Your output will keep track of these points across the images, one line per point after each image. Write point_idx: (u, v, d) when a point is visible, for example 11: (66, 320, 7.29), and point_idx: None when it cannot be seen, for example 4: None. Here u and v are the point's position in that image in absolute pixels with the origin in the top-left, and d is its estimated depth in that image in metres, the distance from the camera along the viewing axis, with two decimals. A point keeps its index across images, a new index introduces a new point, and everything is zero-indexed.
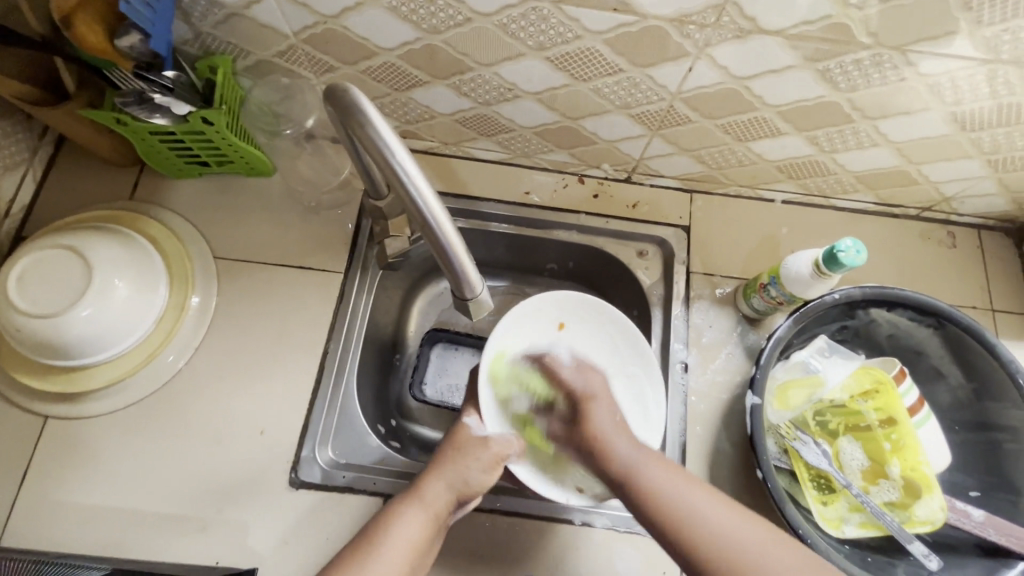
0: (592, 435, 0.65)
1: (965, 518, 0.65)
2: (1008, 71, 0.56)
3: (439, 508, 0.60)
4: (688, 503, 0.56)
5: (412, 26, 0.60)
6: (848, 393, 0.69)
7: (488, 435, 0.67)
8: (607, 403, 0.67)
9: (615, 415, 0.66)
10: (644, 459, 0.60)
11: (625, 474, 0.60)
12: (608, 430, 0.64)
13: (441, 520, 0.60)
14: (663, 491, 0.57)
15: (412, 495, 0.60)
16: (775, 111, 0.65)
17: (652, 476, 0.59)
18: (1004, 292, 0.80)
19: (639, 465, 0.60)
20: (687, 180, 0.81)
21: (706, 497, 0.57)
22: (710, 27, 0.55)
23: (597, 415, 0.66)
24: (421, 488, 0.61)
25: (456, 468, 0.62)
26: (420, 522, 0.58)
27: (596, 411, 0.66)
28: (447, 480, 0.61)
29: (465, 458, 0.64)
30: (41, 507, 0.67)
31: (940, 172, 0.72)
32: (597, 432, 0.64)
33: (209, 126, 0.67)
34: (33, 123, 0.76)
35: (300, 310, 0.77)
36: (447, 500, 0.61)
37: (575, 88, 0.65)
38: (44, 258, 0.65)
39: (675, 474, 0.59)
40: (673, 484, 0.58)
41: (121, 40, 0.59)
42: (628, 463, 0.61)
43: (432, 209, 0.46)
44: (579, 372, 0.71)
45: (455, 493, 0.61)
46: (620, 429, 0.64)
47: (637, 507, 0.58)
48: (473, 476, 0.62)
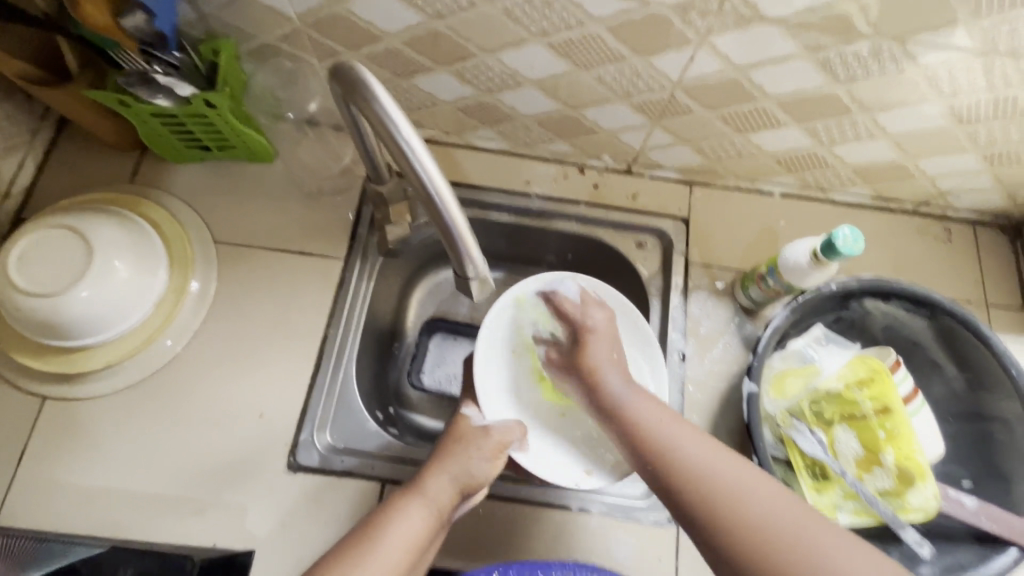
0: (589, 368, 0.66)
1: (959, 506, 0.65)
2: (1004, 63, 0.57)
3: (443, 503, 0.60)
4: (672, 442, 0.55)
5: (416, 10, 0.61)
6: (843, 382, 0.70)
7: (487, 425, 0.67)
8: (608, 338, 0.67)
9: (615, 348, 0.67)
10: (634, 397, 0.60)
11: (617, 408, 0.60)
12: (605, 364, 0.64)
13: (445, 512, 0.60)
14: (650, 426, 0.57)
15: (415, 490, 0.60)
16: (776, 102, 0.66)
17: (640, 414, 0.59)
18: (999, 287, 0.81)
19: (630, 399, 0.60)
20: (687, 172, 0.82)
21: (694, 440, 0.55)
22: (712, 14, 0.55)
23: (596, 348, 0.67)
24: (423, 482, 0.61)
25: (459, 462, 0.62)
26: (424, 517, 0.58)
27: (596, 347, 0.66)
28: (450, 473, 0.61)
29: (469, 451, 0.63)
30: (39, 488, 0.67)
31: (936, 166, 0.73)
32: (596, 364, 0.65)
33: (212, 109, 0.67)
34: (33, 105, 0.75)
35: (300, 295, 0.77)
36: (451, 494, 0.61)
37: (577, 76, 0.66)
38: (44, 238, 0.65)
39: (665, 414, 0.58)
40: (662, 424, 0.57)
41: (126, 18, 0.58)
42: (620, 399, 0.61)
43: (437, 185, 0.46)
44: (581, 308, 0.70)
45: (458, 487, 0.61)
46: (618, 366, 0.65)
47: (621, 434, 0.59)
48: (478, 468, 0.62)
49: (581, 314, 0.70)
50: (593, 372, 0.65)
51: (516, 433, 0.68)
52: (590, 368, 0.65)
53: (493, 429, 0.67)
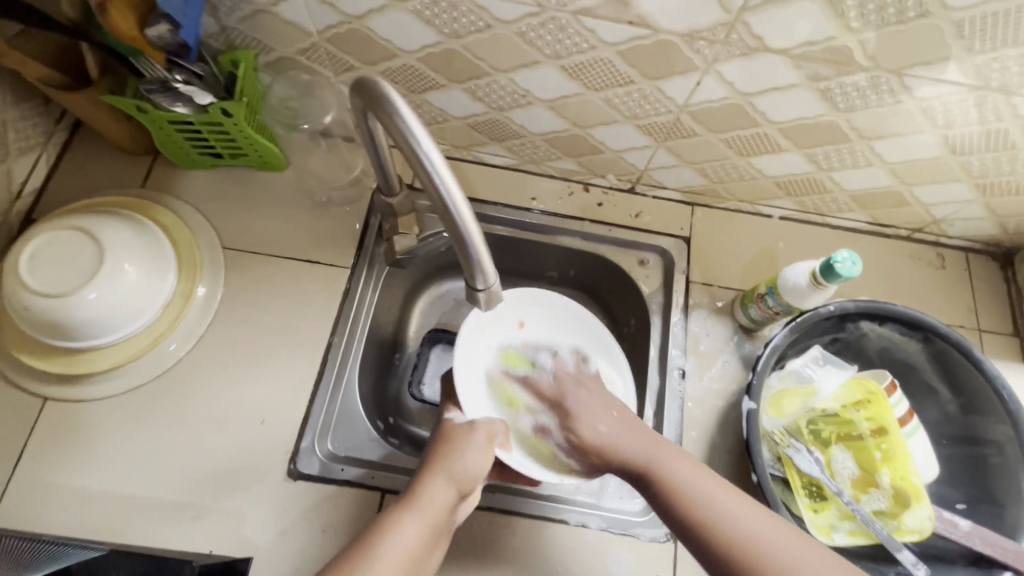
0: (595, 446, 0.67)
1: (953, 528, 0.66)
2: (996, 98, 0.60)
3: (438, 510, 0.59)
4: (714, 502, 0.59)
5: (434, 29, 0.63)
6: (840, 403, 0.71)
7: (471, 421, 0.68)
8: (602, 409, 0.70)
9: (612, 416, 0.69)
10: (662, 456, 0.63)
11: (644, 470, 0.63)
12: (613, 435, 0.67)
13: (443, 520, 0.59)
14: (686, 488, 0.60)
15: (409, 500, 0.59)
16: (777, 128, 0.68)
17: (674, 474, 0.61)
18: (991, 313, 0.83)
19: (658, 461, 0.63)
20: (689, 193, 0.84)
21: (733, 498, 0.59)
22: (719, 43, 0.58)
23: (587, 423, 0.69)
24: (417, 490, 0.60)
25: (451, 466, 0.62)
26: (420, 527, 0.57)
27: (599, 428, 0.68)
28: (443, 478, 0.60)
29: (457, 451, 0.63)
30: (36, 489, 0.66)
31: (931, 194, 0.76)
32: (598, 438, 0.68)
33: (228, 118, 0.68)
34: (50, 108, 0.76)
35: (306, 302, 0.78)
36: (446, 501, 0.60)
37: (587, 97, 0.68)
38: (55, 240, 0.66)
39: (698, 472, 0.61)
40: (703, 485, 0.60)
41: (150, 29, 0.60)
42: (646, 458, 0.64)
43: (453, 196, 0.47)
44: (558, 388, 0.75)
45: (453, 491, 0.60)
46: (620, 429, 0.67)
47: (657, 499, 0.61)
48: (469, 466, 0.62)
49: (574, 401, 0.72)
50: (602, 446, 0.67)
51: (499, 426, 0.68)
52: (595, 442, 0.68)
53: (477, 423, 0.67)
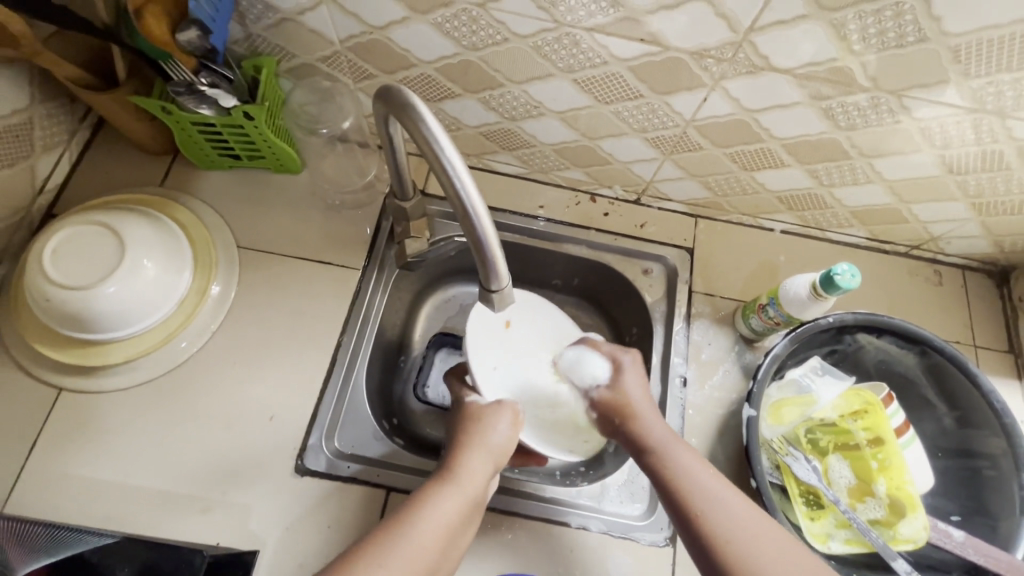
0: (628, 409, 0.67)
1: (948, 538, 0.68)
2: (991, 121, 0.62)
3: (475, 484, 0.60)
4: (715, 498, 0.59)
5: (452, 42, 0.65)
6: (837, 413, 0.73)
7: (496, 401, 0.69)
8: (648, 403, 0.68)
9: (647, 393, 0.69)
10: (683, 447, 0.63)
11: (656, 456, 0.63)
12: (648, 417, 0.66)
13: (479, 495, 0.61)
14: (702, 484, 0.60)
15: (447, 477, 0.60)
16: (781, 144, 0.70)
17: (688, 467, 0.62)
18: (986, 329, 0.84)
19: (677, 449, 0.63)
20: (693, 205, 0.86)
21: (735, 501, 0.59)
22: (726, 61, 0.60)
23: (631, 388, 0.69)
24: (453, 467, 0.61)
25: (485, 442, 0.64)
26: (460, 501, 0.59)
27: (641, 411, 0.66)
28: (479, 454, 0.63)
29: (489, 428, 0.65)
30: (49, 478, 0.68)
31: (928, 212, 0.78)
32: (633, 411, 0.67)
33: (249, 121, 0.71)
34: (75, 107, 0.79)
35: (317, 302, 0.80)
36: (482, 476, 0.61)
37: (597, 109, 0.70)
38: (78, 234, 0.68)
39: (715, 475, 0.62)
40: (709, 483, 0.60)
41: (181, 34, 0.62)
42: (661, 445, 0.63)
43: (471, 199, 0.49)
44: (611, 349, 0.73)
45: (486, 467, 0.62)
46: (653, 407, 0.67)
47: (665, 486, 0.61)
48: (500, 442, 0.64)
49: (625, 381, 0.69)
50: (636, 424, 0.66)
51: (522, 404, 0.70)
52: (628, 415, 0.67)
53: (502, 404, 0.68)
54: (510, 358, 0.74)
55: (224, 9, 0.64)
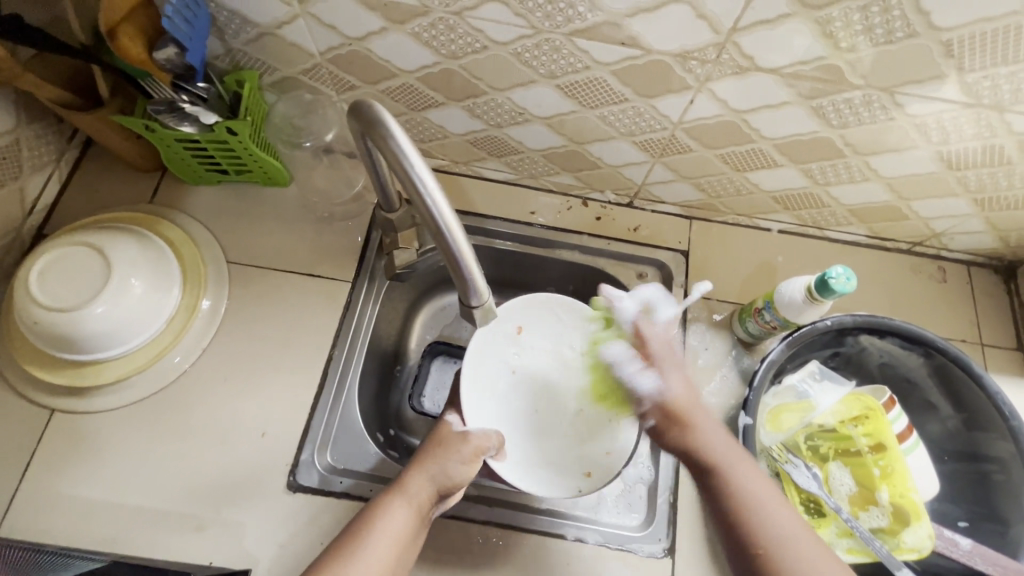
0: (682, 415, 0.63)
1: (954, 547, 0.66)
2: (990, 114, 0.60)
3: (422, 501, 0.60)
4: (766, 514, 0.57)
5: (432, 51, 0.64)
6: (837, 418, 0.71)
7: (467, 431, 0.67)
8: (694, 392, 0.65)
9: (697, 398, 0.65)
10: (729, 454, 0.61)
11: (707, 464, 0.61)
12: (700, 415, 0.63)
13: (425, 513, 0.60)
14: (745, 495, 0.58)
15: (395, 489, 0.61)
16: (772, 144, 0.68)
17: (736, 478, 0.59)
18: (993, 327, 0.82)
19: (723, 457, 0.60)
20: (687, 207, 0.85)
21: (782, 510, 0.58)
22: (710, 63, 0.58)
23: (679, 392, 0.65)
24: (402, 481, 0.61)
25: (439, 463, 0.62)
26: (403, 518, 0.59)
27: (691, 402, 0.64)
28: (425, 473, 0.61)
29: (445, 452, 0.63)
30: (45, 499, 0.68)
31: (929, 209, 0.76)
32: (687, 415, 0.63)
33: (233, 136, 0.70)
34: (63, 127, 0.79)
35: (308, 317, 0.79)
36: (430, 495, 0.60)
37: (583, 114, 0.69)
38: (65, 255, 0.68)
39: (761, 482, 0.59)
40: (756, 491, 0.58)
41: (158, 53, 0.63)
42: (714, 454, 0.61)
43: (445, 217, 0.48)
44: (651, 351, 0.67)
45: (435, 488, 0.61)
46: (703, 410, 0.64)
47: (713, 496, 0.60)
48: (454, 471, 0.62)
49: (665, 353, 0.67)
50: (684, 422, 0.63)
51: (491, 442, 0.66)
52: (682, 416, 0.63)
53: (470, 435, 0.66)
54: (513, 395, 0.78)
55: (202, 26, 0.64)
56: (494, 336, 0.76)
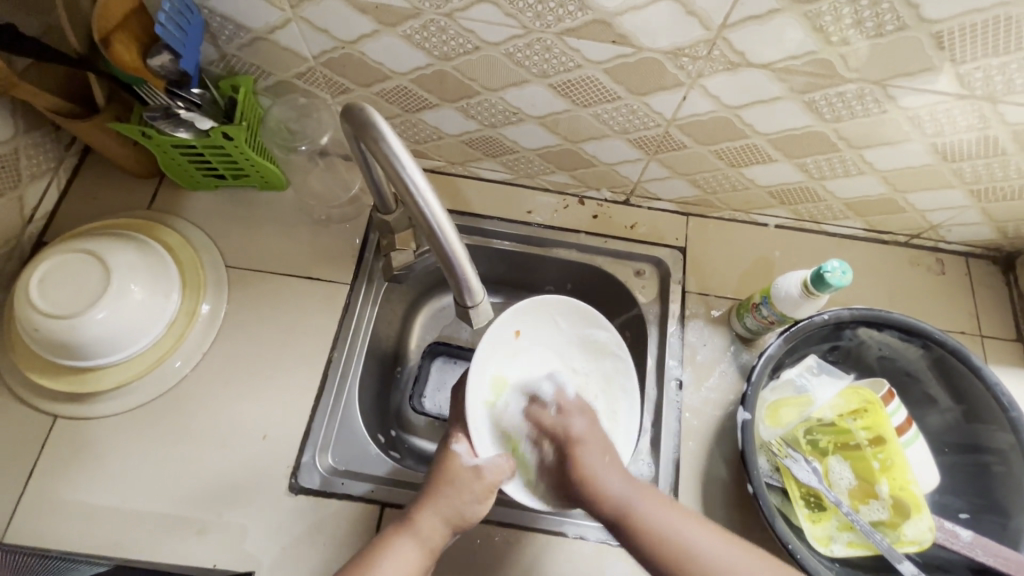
0: (582, 478, 0.64)
1: (954, 539, 0.66)
2: (983, 105, 0.60)
3: (434, 540, 0.60)
4: (691, 540, 0.57)
5: (424, 52, 0.65)
6: (836, 412, 0.71)
7: (478, 465, 0.64)
8: (597, 444, 0.66)
9: (605, 455, 0.65)
10: (637, 497, 0.61)
11: (618, 515, 0.60)
12: (601, 470, 0.63)
13: (437, 549, 0.60)
14: (663, 530, 0.58)
15: (406, 526, 0.60)
16: (766, 139, 0.68)
17: (650, 517, 0.59)
18: (992, 318, 0.82)
19: (631, 500, 0.60)
20: (684, 204, 0.85)
21: (698, 529, 0.58)
22: (702, 59, 0.59)
23: (585, 457, 0.65)
24: (414, 519, 0.61)
25: (451, 502, 0.61)
26: (415, 558, 0.59)
27: (592, 458, 0.65)
28: (438, 513, 0.61)
29: (459, 490, 0.62)
30: (49, 505, 0.68)
31: (925, 201, 0.76)
32: (588, 475, 0.63)
33: (229, 141, 0.71)
34: (60, 135, 0.79)
35: (306, 319, 0.79)
36: (443, 534, 0.60)
37: (576, 113, 0.69)
38: (64, 262, 0.68)
39: (675, 510, 0.60)
40: (672, 523, 0.58)
41: (153, 59, 0.64)
42: (621, 505, 0.60)
43: (437, 218, 0.49)
44: (560, 416, 0.71)
45: (448, 527, 0.61)
46: (611, 466, 0.64)
47: (633, 544, 0.59)
48: (468, 510, 0.61)
49: (564, 428, 0.69)
50: (590, 479, 0.63)
51: (506, 469, 0.65)
52: (586, 478, 0.63)
53: (484, 469, 0.64)
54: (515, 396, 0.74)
55: (196, 33, 0.65)
56: (496, 344, 0.72)
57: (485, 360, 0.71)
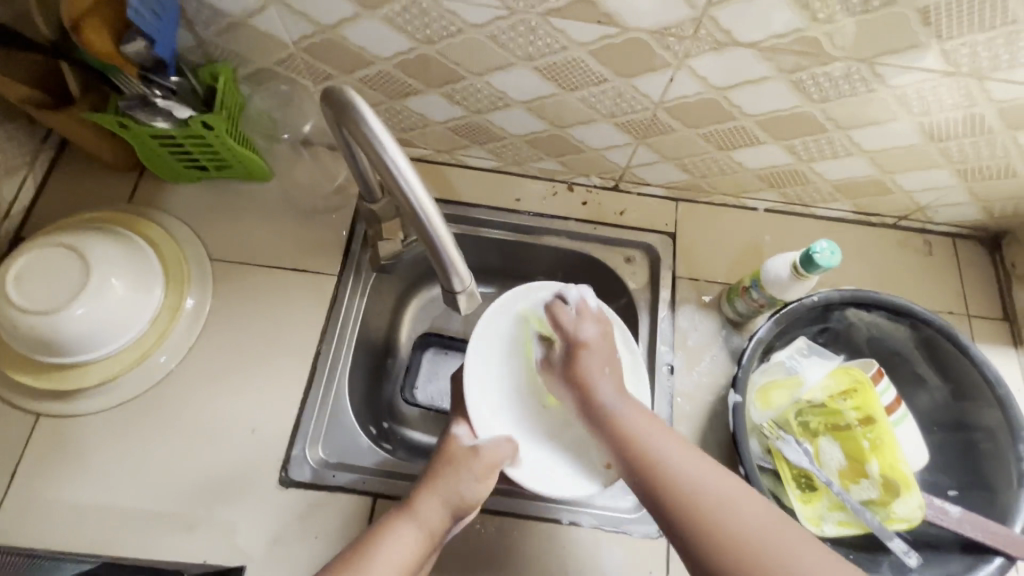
0: (579, 378, 0.65)
1: (944, 515, 0.66)
2: (970, 82, 0.59)
3: (434, 523, 0.60)
4: (657, 447, 0.58)
5: (407, 36, 0.63)
6: (826, 393, 0.71)
7: (477, 445, 0.65)
8: (601, 355, 0.66)
9: (608, 362, 0.66)
10: (624, 408, 0.62)
11: (607, 417, 0.62)
12: (598, 372, 0.64)
13: (437, 532, 0.60)
14: (642, 433, 0.59)
15: (406, 509, 0.61)
16: (754, 121, 0.68)
17: (629, 422, 0.60)
18: (979, 298, 0.82)
19: (619, 412, 0.62)
20: (673, 189, 0.84)
21: (670, 441, 0.58)
22: (688, 39, 0.58)
23: (588, 362, 0.65)
24: (414, 501, 0.61)
25: (449, 484, 0.62)
26: (415, 537, 0.59)
27: (591, 355, 0.65)
28: (437, 494, 0.61)
29: (459, 470, 0.63)
30: (34, 505, 0.67)
31: (913, 181, 0.76)
32: (590, 376, 0.64)
33: (209, 130, 0.69)
34: (36, 129, 0.77)
35: (294, 312, 0.78)
36: (443, 517, 0.61)
37: (563, 97, 0.68)
38: (43, 256, 0.66)
39: (653, 422, 0.60)
40: (651, 432, 0.59)
41: (127, 45, 0.62)
42: (609, 409, 0.62)
43: (421, 203, 0.48)
44: (577, 320, 0.68)
45: (448, 510, 0.61)
46: (611, 374, 0.65)
47: (615, 448, 0.60)
48: (467, 490, 0.62)
49: (575, 329, 0.67)
50: (585, 375, 0.65)
51: (506, 449, 0.66)
52: (581, 378, 0.65)
53: (481, 448, 0.65)
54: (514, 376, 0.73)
55: (169, 16, 0.63)
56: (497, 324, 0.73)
57: (488, 356, 0.72)
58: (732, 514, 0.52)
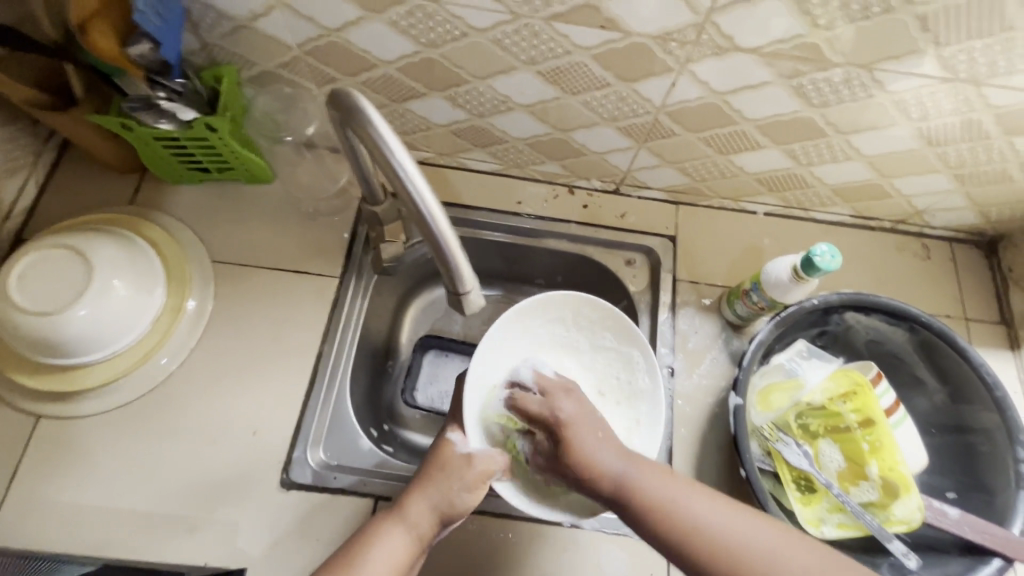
0: (574, 459, 0.57)
1: (943, 516, 0.66)
2: (968, 88, 0.60)
3: (422, 528, 0.58)
4: (692, 513, 0.53)
5: (411, 39, 0.64)
6: (826, 395, 0.71)
7: (471, 452, 0.63)
8: (587, 424, 0.60)
9: (596, 430, 0.59)
10: (634, 471, 0.56)
11: (615, 493, 0.56)
12: (593, 450, 0.57)
13: (425, 538, 0.58)
14: (664, 499, 0.54)
15: (395, 512, 0.58)
16: (754, 125, 0.69)
17: (646, 486, 0.55)
18: (976, 301, 0.83)
19: (627, 475, 0.56)
20: (673, 192, 0.85)
21: (703, 503, 0.54)
22: (690, 44, 0.59)
23: (576, 438, 0.58)
24: (403, 505, 0.59)
25: (440, 488, 0.59)
26: (403, 542, 0.56)
27: (579, 430, 0.59)
28: (426, 498, 0.59)
29: (450, 477, 0.60)
30: (34, 506, 0.67)
31: (911, 186, 0.76)
32: (576, 445, 0.58)
33: (212, 132, 0.69)
34: (38, 129, 0.77)
35: (296, 313, 0.78)
36: (432, 522, 0.58)
37: (566, 101, 0.69)
38: (46, 257, 0.67)
39: (670, 480, 0.56)
40: (672, 491, 0.55)
41: (133, 48, 0.62)
42: (619, 482, 0.56)
43: (426, 203, 0.48)
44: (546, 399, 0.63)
45: (437, 516, 0.58)
46: (604, 440, 0.59)
47: (636, 522, 0.55)
48: (458, 498, 0.59)
49: (552, 408, 0.62)
50: (576, 456, 0.57)
51: (500, 461, 0.64)
52: (580, 461, 0.57)
53: (476, 454, 0.62)
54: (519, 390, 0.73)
55: (174, 19, 0.63)
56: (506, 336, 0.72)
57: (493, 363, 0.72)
58: (787, 567, 0.51)
